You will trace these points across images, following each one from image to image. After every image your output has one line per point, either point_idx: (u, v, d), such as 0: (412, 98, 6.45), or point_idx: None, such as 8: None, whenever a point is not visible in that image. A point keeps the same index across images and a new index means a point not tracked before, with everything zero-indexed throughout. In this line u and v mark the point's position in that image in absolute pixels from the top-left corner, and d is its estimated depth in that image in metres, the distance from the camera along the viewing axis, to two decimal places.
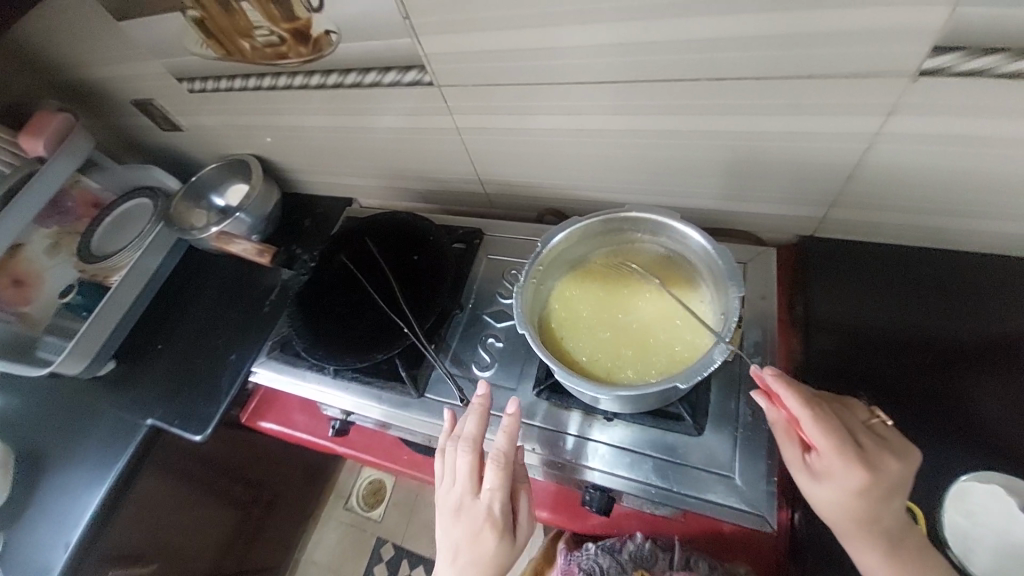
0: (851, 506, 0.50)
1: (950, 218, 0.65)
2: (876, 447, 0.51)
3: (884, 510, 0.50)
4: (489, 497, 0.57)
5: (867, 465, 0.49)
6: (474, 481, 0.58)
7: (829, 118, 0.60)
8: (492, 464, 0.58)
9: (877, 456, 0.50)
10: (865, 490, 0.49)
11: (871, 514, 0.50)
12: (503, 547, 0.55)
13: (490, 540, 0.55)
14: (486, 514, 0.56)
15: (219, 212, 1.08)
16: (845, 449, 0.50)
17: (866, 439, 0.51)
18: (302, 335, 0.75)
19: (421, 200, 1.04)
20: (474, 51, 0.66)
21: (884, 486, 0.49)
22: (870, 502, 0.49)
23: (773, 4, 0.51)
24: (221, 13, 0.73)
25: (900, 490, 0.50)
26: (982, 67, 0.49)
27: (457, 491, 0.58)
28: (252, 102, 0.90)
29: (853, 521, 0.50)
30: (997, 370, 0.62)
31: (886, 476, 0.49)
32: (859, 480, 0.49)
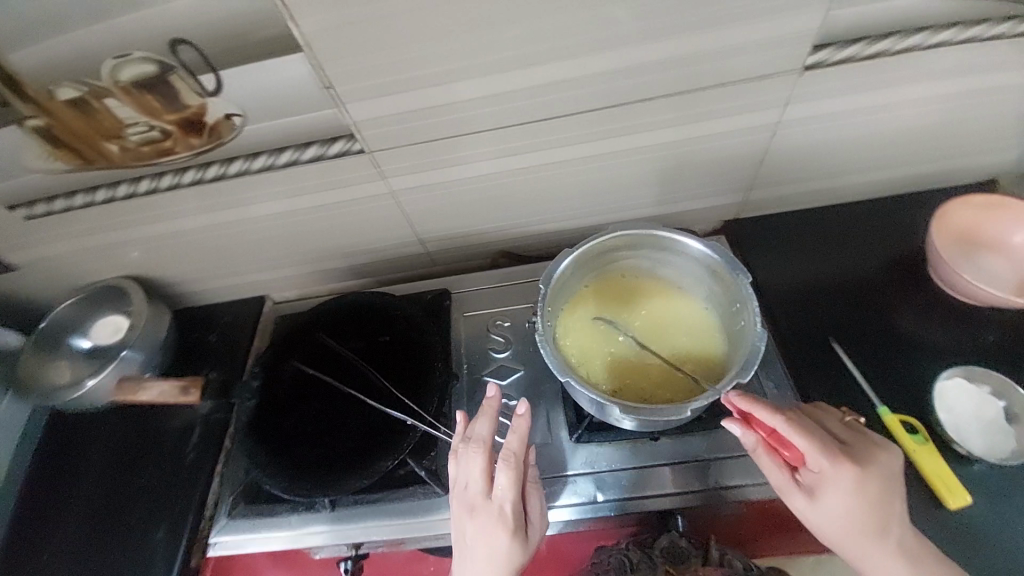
0: (854, 510, 0.50)
1: (836, 178, 0.79)
2: (857, 442, 0.52)
3: (881, 508, 0.50)
4: (501, 497, 0.52)
5: (856, 461, 0.50)
6: (486, 483, 0.53)
7: (737, 118, 0.69)
8: (505, 466, 0.53)
9: (861, 451, 0.51)
10: (862, 489, 0.50)
11: (872, 513, 0.50)
12: (518, 552, 0.51)
13: (504, 544, 0.51)
14: (500, 515, 0.52)
15: (87, 357, 0.85)
16: (834, 452, 0.50)
17: (846, 438, 0.53)
18: (280, 472, 0.61)
19: (356, 277, 0.94)
20: (409, 110, 0.63)
21: (877, 480, 0.50)
22: (870, 501, 0.50)
23: (683, 30, 0.58)
24: (74, 116, 0.58)
25: (893, 481, 0.51)
26: (849, 54, 0.61)
27: (468, 495, 0.53)
28: (127, 214, 0.74)
29: (858, 526, 0.50)
30: (909, 289, 0.76)
31: (875, 469, 0.50)
32: (852, 479, 0.50)
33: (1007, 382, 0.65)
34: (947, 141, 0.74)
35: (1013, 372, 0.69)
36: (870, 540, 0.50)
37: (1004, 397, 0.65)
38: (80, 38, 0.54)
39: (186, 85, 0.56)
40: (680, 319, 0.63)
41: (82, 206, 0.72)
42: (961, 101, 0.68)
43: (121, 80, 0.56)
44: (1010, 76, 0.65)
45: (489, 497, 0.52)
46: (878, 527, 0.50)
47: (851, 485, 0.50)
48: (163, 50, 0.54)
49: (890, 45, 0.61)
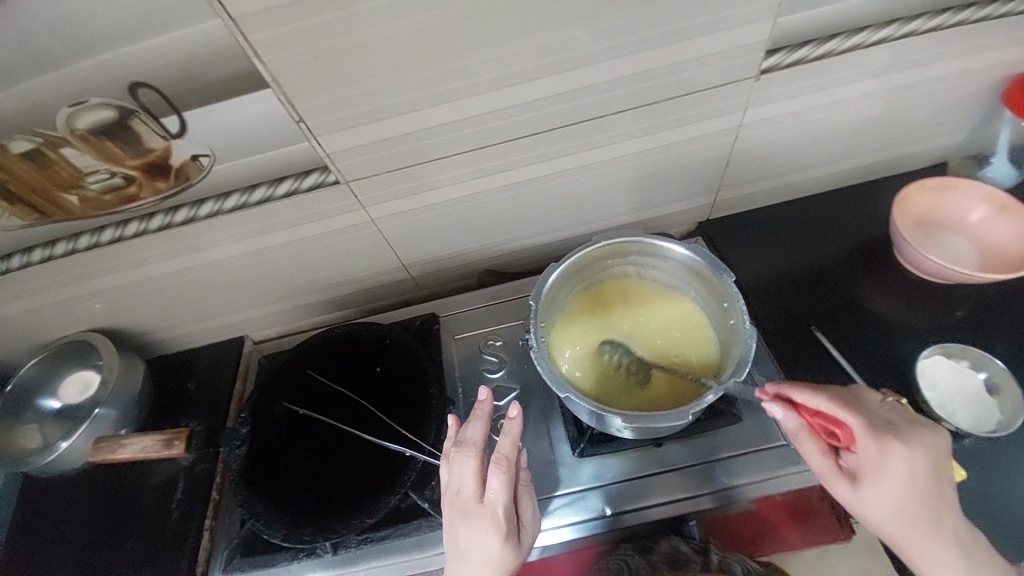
0: (898, 492, 0.51)
1: (799, 172, 0.83)
2: (901, 422, 0.53)
3: (923, 481, 0.51)
4: (494, 498, 0.51)
5: (901, 442, 0.51)
6: (478, 487, 0.52)
7: (703, 124, 0.71)
8: (498, 469, 0.52)
9: (906, 432, 0.52)
10: (908, 471, 0.51)
11: (917, 494, 0.51)
12: (510, 551, 0.51)
13: (499, 547, 0.50)
14: (493, 519, 0.51)
15: (55, 418, 0.80)
16: (880, 433, 0.51)
17: (893, 419, 0.53)
18: (277, 520, 0.58)
19: (338, 309, 0.92)
20: (382, 139, 0.63)
21: (921, 461, 0.51)
22: (915, 481, 0.51)
23: (645, 44, 0.60)
24: (27, 168, 0.56)
25: (936, 461, 0.52)
26: (798, 57, 0.64)
27: (461, 500, 0.52)
28: (90, 265, 0.70)
29: (905, 508, 0.51)
30: (880, 272, 0.80)
31: (920, 450, 0.51)
32: (904, 461, 0.51)
33: (984, 355, 0.69)
34: (898, 130, 0.78)
35: (984, 346, 0.72)
36: (917, 522, 0.51)
37: (983, 369, 0.68)
38: (32, 89, 0.52)
39: (149, 129, 0.54)
40: (671, 323, 0.64)
41: (42, 262, 0.68)
42: (906, 93, 0.72)
43: (78, 128, 0.53)
44: (948, 66, 0.69)
45: (483, 500, 0.51)
46: (920, 509, 0.51)
47: (898, 466, 0.51)
48: (122, 95, 0.52)
49: (836, 46, 0.64)
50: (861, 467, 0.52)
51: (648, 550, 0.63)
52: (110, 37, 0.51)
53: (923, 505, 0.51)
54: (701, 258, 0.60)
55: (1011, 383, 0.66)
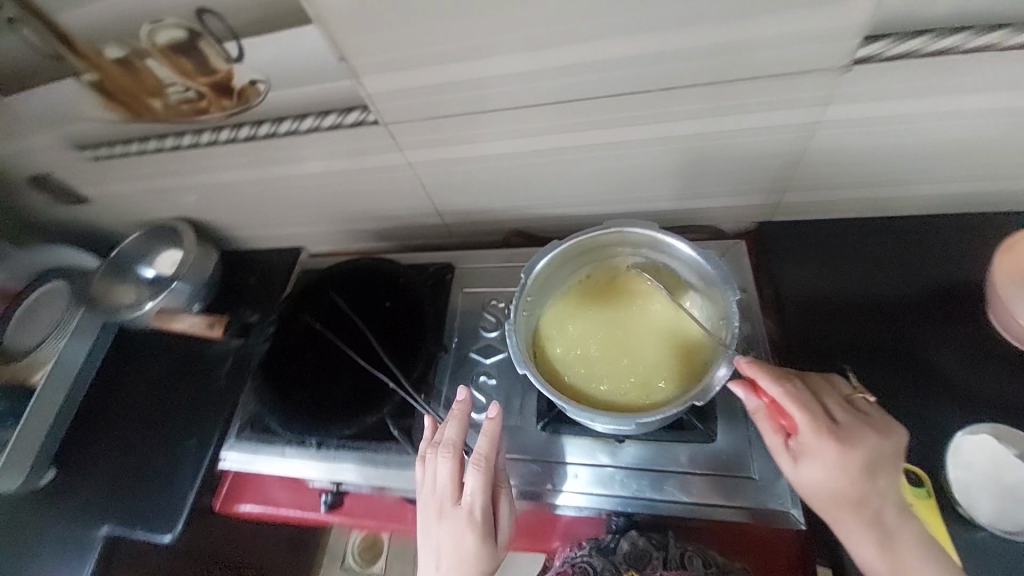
0: (836, 485, 0.48)
1: (890, 187, 0.70)
2: (854, 419, 0.50)
3: (867, 484, 0.48)
4: (470, 496, 0.55)
5: (846, 436, 0.49)
6: (455, 485, 0.57)
7: (771, 114, 0.63)
8: (474, 469, 0.56)
9: (856, 428, 0.49)
10: (845, 465, 0.48)
11: (856, 491, 0.48)
12: (486, 551, 0.53)
13: (472, 545, 0.53)
14: (468, 518, 0.55)
15: (149, 284, 0.96)
16: (823, 423, 0.49)
17: (847, 414, 0.50)
18: (278, 410, 0.69)
19: (377, 239, 0.98)
20: (419, 87, 0.64)
21: (867, 458, 0.48)
22: (857, 479, 0.48)
23: (711, 14, 0.53)
24: (121, 74, 0.65)
25: (884, 464, 0.49)
26: (908, 49, 0.52)
27: (439, 498, 0.57)
28: (175, 164, 0.82)
29: (843, 508, 0.49)
30: (953, 322, 0.68)
31: (867, 448, 0.48)
32: (845, 457, 0.48)
33: None
34: None
35: None
36: (854, 519, 0.49)
37: None
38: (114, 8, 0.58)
39: (214, 51, 0.60)
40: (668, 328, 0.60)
41: (137, 153, 0.80)
42: None
43: (159, 43, 0.60)
44: None
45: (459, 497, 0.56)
46: (859, 507, 0.48)
47: (839, 459, 0.48)
48: (191, 18, 0.57)
49: (959, 42, 0.51)
50: (803, 455, 0.50)
51: (610, 551, 0.61)
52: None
53: (862, 503, 0.48)
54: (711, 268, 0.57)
55: None
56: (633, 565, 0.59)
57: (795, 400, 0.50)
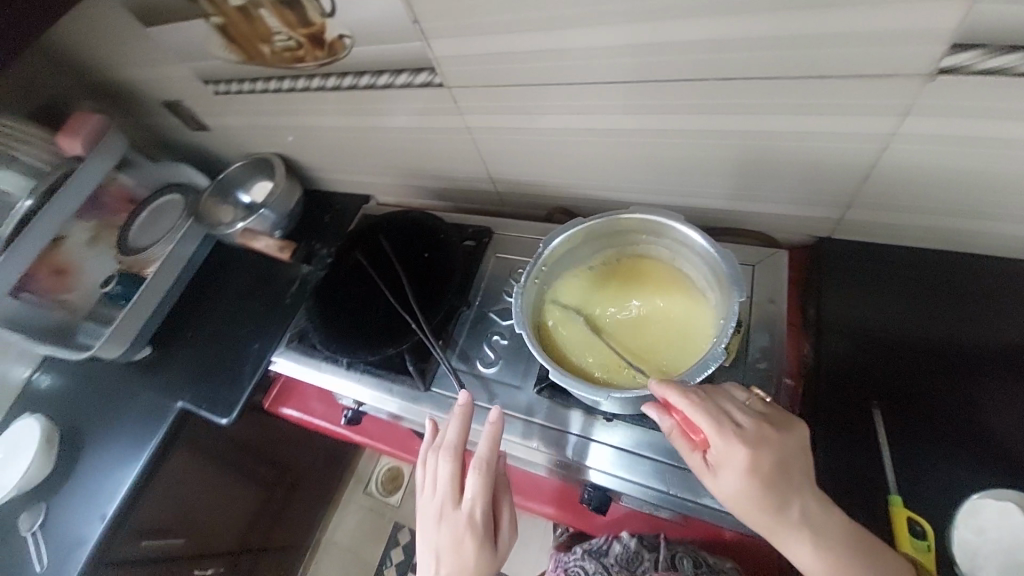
0: (757, 494, 0.47)
1: (978, 220, 0.62)
2: (755, 421, 0.49)
3: (785, 487, 0.47)
4: (472, 501, 0.57)
5: (751, 439, 0.48)
6: (456, 486, 0.59)
7: (840, 118, 0.58)
8: (474, 474, 0.58)
9: (760, 430, 0.49)
10: (758, 470, 0.47)
11: (778, 497, 0.47)
12: (484, 556, 0.56)
13: (471, 549, 0.55)
14: (468, 521, 0.57)
15: (244, 209, 1.13)
16: (727, 429, 0.48)
17: (749, 416, 0.50)
18: (319, 328, 0.79)
19: (435, 198, 1.05)
20: (482, 54, 0.67)
21: (778, 459, 0.47)
22: (774, 485, 0.47)
23: (780, 4, 0.50)
24: (240, 20, 0.75)
25: (792, 463, 0.48)
26: (1004, 64, 0.47)
27: (439, 500, 0.59)
28: (275, 104, 0.94)
29: (768, 515, 0.47)
30: (1022, 381, 0.60)
31: (775, 448, 0.48)
32: (758, 460, 0.47)
33: None
34: None
35: None
36: (786, 530, 0.47)
37: None
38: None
39: (311, 6, 0.68)
40: (672, 319, 0.60)
41: (248, 92, 0.93)
42: None
43: None
44: None
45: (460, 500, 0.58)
46: (783, 515, 0.47)
47: (752, 461, 0.47)
48: None
49: None
50: (720, 465, 0.49)
51: (604, 555, 0.75)
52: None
53: (785, 509, 0.47)
54: (723, 265, 0.56)
55: None
56: (624, 566, 0.71)
57: (700, 408, 0.49)
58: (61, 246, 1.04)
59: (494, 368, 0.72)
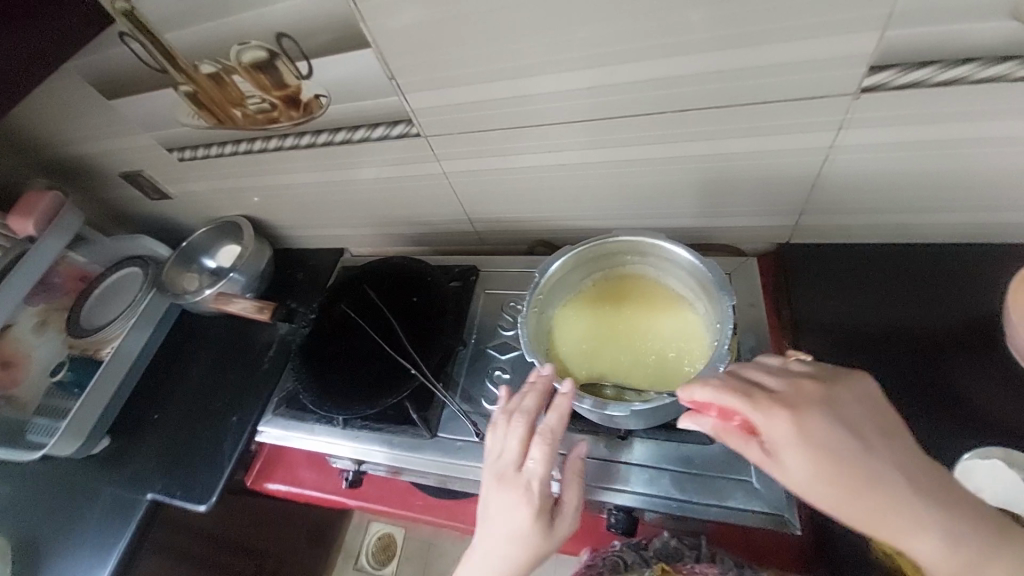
0: (826, 464, 0.44)
1: (909, 214, 0.71)
2: (790, 386, 0.48)
3: (850, 447, 0.44)
4: (532, 471, 0.54)
5: (791, 404, 0.46)
6: (519, 455, 0.55)
7: (787, 137, 0.66)
8: (542, 442, 0.55)
9: (799, 393, 0.48)
10: (815, 435, 0.45)
11: (848, 464, 0.44)
12: (540, 526, 0.53)
13: (527, 515, 0.53)
14: (527, 488, 0.53)
15: (210, 274, 1.08)
16: (764, 401, 0.47)
17: (784, 383, 0.49)
18: (307, 386, 0.75)
19: (413, 243, 1.06)
20: (457, 103, 0.72)
21: (829, 418, 0.46)
22: (836, 448, 0.44)
23: (722, 44, 0.57)
24: (210, 85, 0.76)
25: (847, 418, 0.46)
26: (920, 77, 0.54)
27: (503, 463, 0.56)
28: (247, 166, 0.94)
29: (851, 486, 0.43)
30: (976, 353, 0.68)
31: (821, 408, 0.46)
32: (804, 422, 0.45)
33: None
34: None
35: None
36: (877, 506, 0.43)
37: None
38: (202, 31, 0.68)
39: (287, 69, 0.70)
40: (674, 330, 0.63)
41: (216, 156, 0.92)
42: None
43: (243, 62, 0.70)
44: None
45: (522, 468, 0.54)
46: (865, 481, 0.43)
47: (806, 425, 0.45)
48: (270, 41, 0.66)
49: (970, 71, 0.53)
50: (776, 445, 0.46)
51: (642, 548, 0.71)
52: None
53: (863, 478, 0.43)
54: (710, 274, 0.59)
55: None
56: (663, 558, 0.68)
57: (727, 389, 0.48)
58: (7, 335, 0.97)
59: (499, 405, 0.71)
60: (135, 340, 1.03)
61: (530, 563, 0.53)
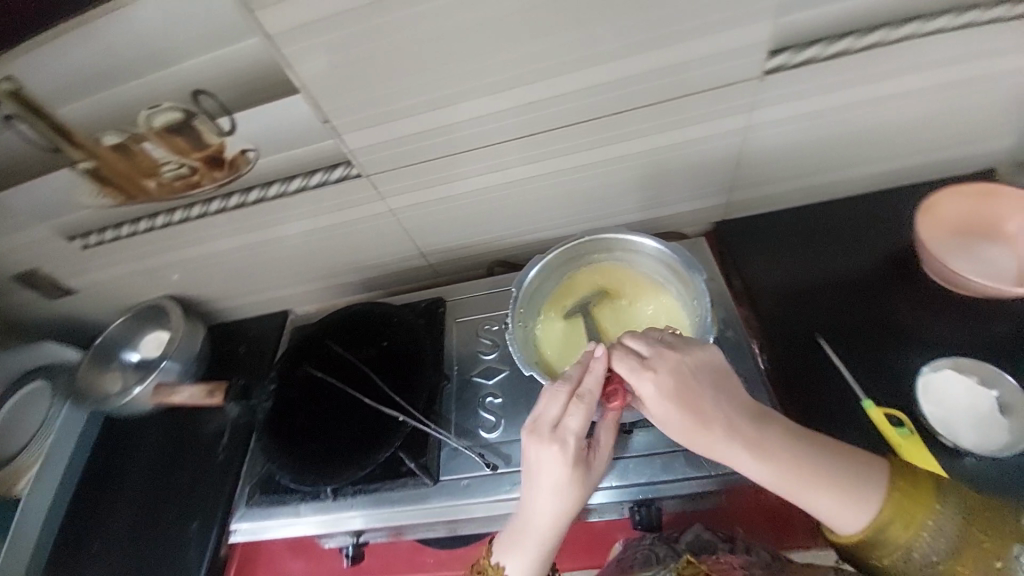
0: (676, 413, 0.52)
1: (816, 175, 0.81)
2: (658, 350, 0.54)
3: (698, 401, 0.52)
4: (570, 428, 0.54)
5: (653, 367, 0.53)
6: (559, 413, 0.55)
7: (708, 123, 0.72)
8: (582, 401, 0.54)
9: (665, 357, 0.54)
10: (667, 392, 0.52)
11: (696, 412, 0.52)
12: (579, 477, 0.54)
13: (568, 470, 0.54)
14: (569, 445, 0.54)
15: (136, 368, 0.95)
16: (632, 367, 0.53)
17: (653, 347, 0.55)
18: (287, 463, 0.70)
19: (364, 290, 0.98)
20: (398, 137, 0.71)
21: (680, 378, 0.53)
22: (688, 399, 0.52)
23: (638, 48, 0.62)
24: (116, 157, 0.70)
25: (699, 377, 0.53)
26: (810, 55, 0.65)
27: (542, 422, 0.55)
28: (166, 240, 0.85)
29: (692, 429, 0.52)
30: (899, 282, 0.77)
31: (677, 369, 0.53)
32: (662, 382, 0.52)
33: (996, 372, 0.65)
34: (930, 132, 0.74)
35: (1008, 364, 0.68)
36: (714, 442, 0.52)
37: (996, 386, 0.65)
38: (115, 95, 0.65)
39: (207, 128, 0.67)
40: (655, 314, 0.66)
41: (128, 236, 0.83)
42: (936, 94, 0.70)
43: (155, 126, 0.66)
44: (980, 67, 0.66)
45: (562, 426, 0.54)
46: (707, 427, 0.52)
47: (659, 389, 0.53)
48: (186, 100, 0.65)
49: (852, 43, 0.64)
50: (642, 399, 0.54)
51: (673, 540, 0.69)
52: (163, 55, 0.61)
53: (706, 423, 0.52)
54: (677, 257, 0.64)
55: None
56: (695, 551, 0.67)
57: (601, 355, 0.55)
58: None
59: (498, 431, 0.68)
60: (54, 468, 0.89)
61: (572, 509, 0.55)
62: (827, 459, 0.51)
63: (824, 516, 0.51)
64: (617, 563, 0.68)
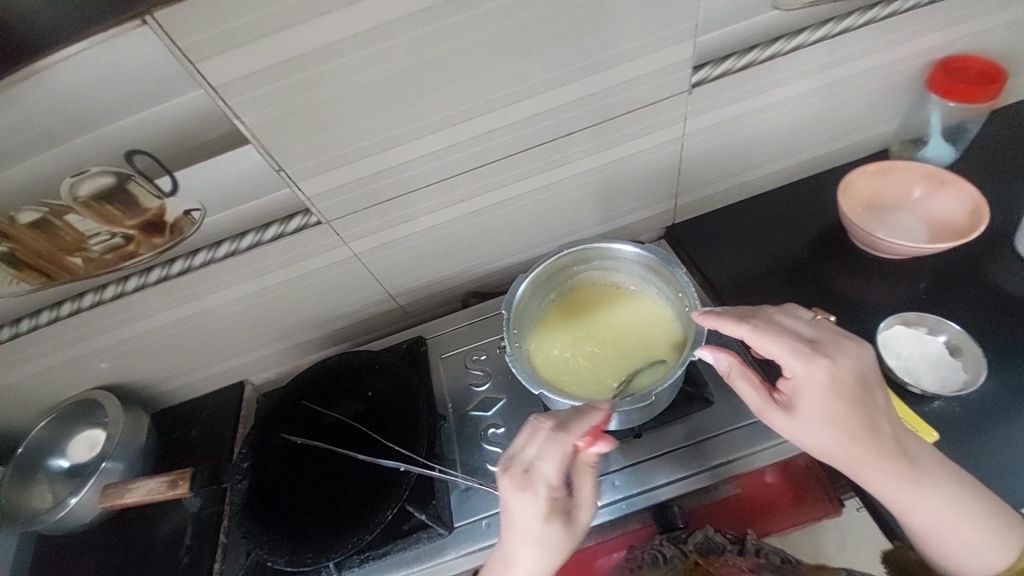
0: (839, 407, 0.54)
1: (749, 172, 0.90)
2: (826, 339, 0.56)
3: (863, 399, 0.54)
4: (538, 472, 0.52)
5: (828, 356, 0.54)
6: (531, 458, 0.53)
7: (653, 135, 0.78)
8: (553, 449, 0.52)
9: (837, 345, 0.56)
10: (841, 384, 0.54)
11: (860, 411, 0.54)
12: (552, 527, 0.52)
13: (539, 517, 0.52)
14: (537, 491, 0.52)
15: (65, 478, 0.82)
16: (807, 352, 0.54)
17: (818, 334, 0.57)
18: (281, 548, 0.63)
19: (331, 344, 0.92)
20: (358, 178, 0.68)
21: (853, 371, 0.54)
22: (852, 397, 0.54)
23: (583, 72, 0.67)
24: (35, 236, 0.63)
25: (865, 373, 0.55)
26: (726, 68, 0.73)
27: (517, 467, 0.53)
28: (97, 322, 0.75)
29: (850, 427, 0.54)
30: (839, 253, 0.85)
31: (849, 359, 0.55)
32: (835, 370, 0.54)
33: (939, 320, 0.74)
34: (832, 124, 0.86)
35: (944, 312, 0.77)
36: (870, 446, 0.54)
37: (941, 332, 0.74)
38: (33, 165, 0.59)
39: (144, 190, 0.62)
40: (639, 318, 0.71)
41: (49, 323, 0.73)
42: (831, 91, 0.80)
43: (81, 195, 0.60)
44: (861, 65, 0.78)
45: (534, 473, 0.52)
46: (866, 430, 0.54)
47: (818, 390, 0.54)
48: (119, 163, 0.59)
49: (758, 55, 0.73)
50: (798, 391, 0.55)
51: (682, 540, 0.67)
52: (89, 120, 0.57)
53: (866, 429, 0.54)
54: (655, 256, 0.68)
55: (969, 343, 0.72)
56: (703, 555, 0.65)
57: (767, 337, 0.55)
58: None
59: None
60: None
61: (554, 562, 0.53)
62: (976, 492, 0.56)
63: (958, 542, 0.55)
64: (627, 562, 0.68)
